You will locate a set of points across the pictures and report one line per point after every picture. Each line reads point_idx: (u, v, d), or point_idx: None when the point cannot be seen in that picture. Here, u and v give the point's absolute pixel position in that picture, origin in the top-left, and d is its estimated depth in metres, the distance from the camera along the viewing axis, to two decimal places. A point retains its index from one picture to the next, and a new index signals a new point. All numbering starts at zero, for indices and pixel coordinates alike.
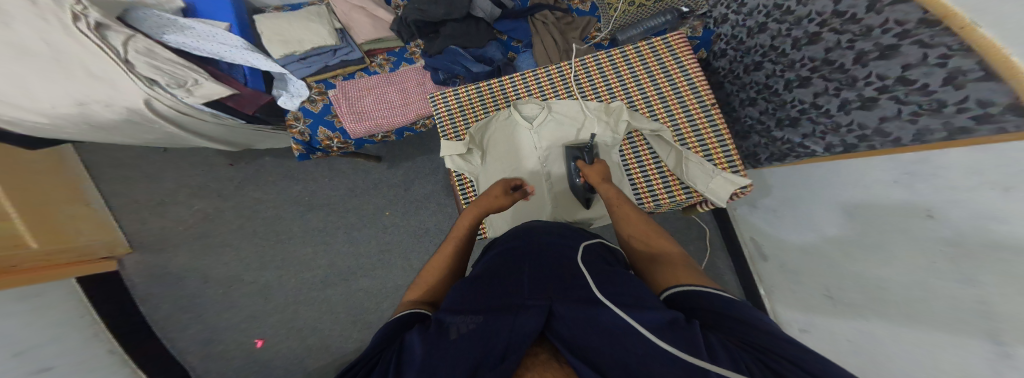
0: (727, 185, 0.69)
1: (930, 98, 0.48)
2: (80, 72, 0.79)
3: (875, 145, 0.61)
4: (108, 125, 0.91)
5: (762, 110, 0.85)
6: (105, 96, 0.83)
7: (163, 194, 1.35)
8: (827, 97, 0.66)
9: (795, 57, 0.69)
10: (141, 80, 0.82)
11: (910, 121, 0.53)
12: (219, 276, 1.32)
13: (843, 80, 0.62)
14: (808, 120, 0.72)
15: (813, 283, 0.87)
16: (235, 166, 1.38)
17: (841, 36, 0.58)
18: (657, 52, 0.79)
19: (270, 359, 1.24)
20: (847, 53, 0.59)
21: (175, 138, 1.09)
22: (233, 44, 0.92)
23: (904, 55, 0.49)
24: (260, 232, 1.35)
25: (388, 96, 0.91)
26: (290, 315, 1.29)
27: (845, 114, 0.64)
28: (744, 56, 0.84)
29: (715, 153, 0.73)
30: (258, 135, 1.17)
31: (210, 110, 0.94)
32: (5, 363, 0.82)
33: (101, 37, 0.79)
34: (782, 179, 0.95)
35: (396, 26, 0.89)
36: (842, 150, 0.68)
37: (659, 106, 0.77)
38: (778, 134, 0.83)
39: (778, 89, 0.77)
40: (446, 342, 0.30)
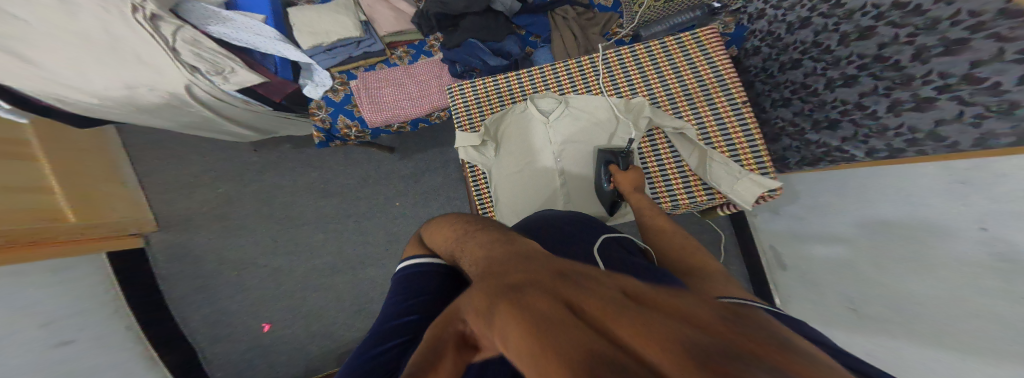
0: (756, 187, 0.67)
1: (998, 99, 0.45)
2: (130, 58, 0.86)
3: (926, 150, 0.56)
4: (150, 107, 0.98)
5: (795, 110, 0.80)
6: (151, 80, 0.90)
7: (190, 176, 1.42)
8: (875, 97, 0.62)
9: (843, 54, 0.65)
10: (185, 68, 0.88)
11: (972, 125, 0.49)
12: (234, 257, 1.36)
13: (895, 79, 0.58)
14: (850, 122, 0.67)
15: (845, 301, 0.82)
16: (258, 151, 1.44)
17: (899, 30, 0.55)
18: (685, 47, 0.78)
19: (277, 342, 1.27)
20: (905, 48, 0.55)
21: (207, 123, 1.14)
22: (267, 35, 0.98)
23: (976, 50, 0.46)
24: (276, 216, 1.39)
25: (407, 88, 0.93)
26: (297, 300, 1.31)
27: (894, 115, 0.59)
28: (780, 54, 0.80)
29: (743, 154, 0.71)
30: (282, 121, 1.22)
31: (242, 97, 0.99)
32: (29, 333, 0.91)
33: (154, 26, 0.86)
34: (809, 187, 0.90)
35: (416, 20, 0.90)
36: (887, 156, 0.63)
37: (684, 103, 0.76)
38: (813, 137, 0.77)
39: (817, 88, 0.73)
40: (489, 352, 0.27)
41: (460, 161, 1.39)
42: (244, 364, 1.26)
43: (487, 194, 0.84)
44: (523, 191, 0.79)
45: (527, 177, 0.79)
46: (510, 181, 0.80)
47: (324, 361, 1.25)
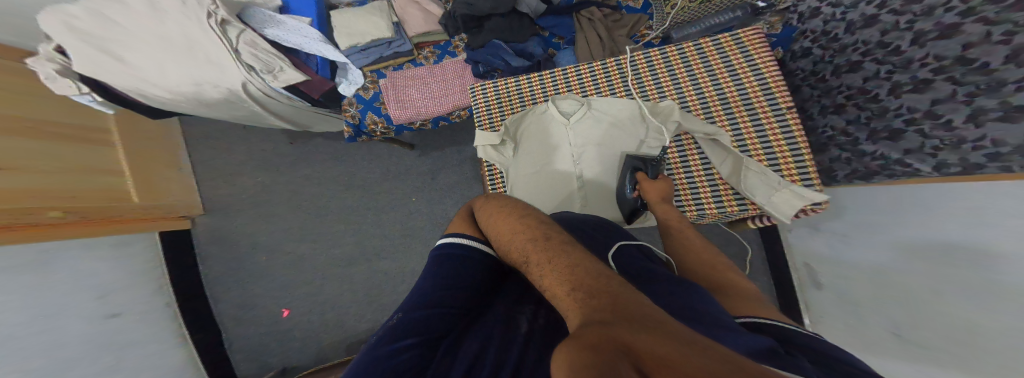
0: (795, 200, 0.61)
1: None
2: (202, 58, 0.97)
3: (1018, 166, 0.46)
4: (213, 102, 1.08)
5: (849, 119, 0.72)
6: (215, 78, 0.99)
7: (233, 165, 1.53)
8: (951, 106, 0.52)
9: (914, 55, 0.56)
10: (243, 67, 0.98)
11: None
12: (263, 241, 1.45)
13: (981, 85, 0.48)
14: (915, 132, 0.59)
15: (899, 340, 0.71)
16: (294, 144, 1.54)
17: (994, 27, 0.44)
18: (723, 48, 0.75)
19: (294, 327, 1.33)
20: (999, 49, 0.45)
21: (257, 117, 1.25)
22: (311, 37, 1.06)
23: None
24: (303, 205, 1.47)
25: (431, 87, 0.96)
26: (314, 287, 1.36)
27: (975, 127, 0.50)
28: (835, 56, 0.72)
29: (784, 163, 0.65)
30: (317, 116, 1.30)
31: (287, 94, 1.08)
32: (85, 305, 1.03)
33: (223, 30, 0.96)
34: (861, 205, 0.81)
35: (444, 20, 0.96)
36: (961, 171, 0.54)
37: (718, 107, 0.72)
38: (868, 148, 0.69)
39: (879, 94, 0.64)
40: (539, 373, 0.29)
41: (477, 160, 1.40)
42: (264, 345, 1.33)
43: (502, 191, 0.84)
44: (538, 191, 0.78)
45: (543, 178, 0.78)
46: (525, 181, 0.79)
47: (336, 349, 1.29)
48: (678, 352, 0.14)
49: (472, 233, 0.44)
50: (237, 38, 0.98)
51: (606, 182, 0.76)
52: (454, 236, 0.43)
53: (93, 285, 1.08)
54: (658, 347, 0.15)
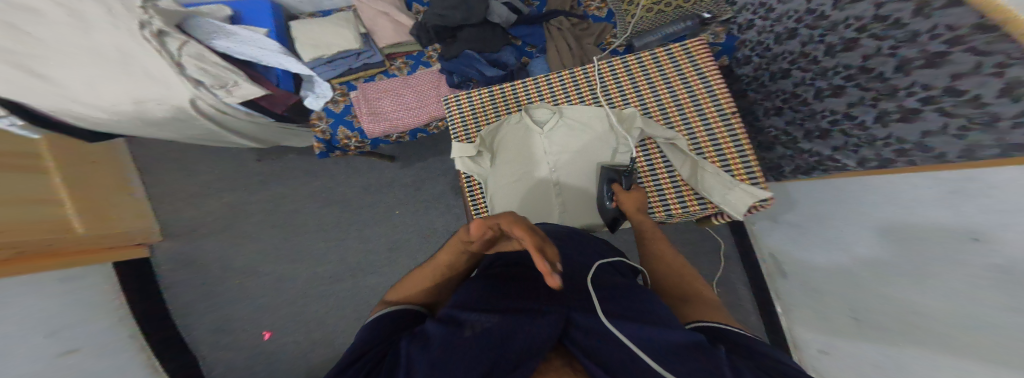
0: (746, 197, 0.66)
1: (983, 110, 0.43)
2: (140, 73, 0.89)
3: (918, 160, 0.56)
4: (159, 122, 1.00)
5: (788, 120, 0.83)
6: (157, 95, 0.91)
7: (198, 186, 1.46)
8: (863, 108, 0.63)
9: (830, 65, 0.67)
10: (188, 81, 0.90)
11: (957, 136, 0.48)
12: (238, 265, 1.38)
13: (881, 89, 0.58)
14: (841, 131, 0.69)
15: (840, 308, 0.81)
16: (263, 161, 1.47)
17: (881, 42, 0.55)
18: (675, 58, 0.79)
19: (278, 351, 1.27)
20: (888, 60, 0.55)
21: (214, 135, 1.16)
22: (270, 49, 1.00)
23: (954, 63, 0.45)
24: (278, 224, 1.41)
25: (404, 99, 0.95)
26: (298, 308, 1.32)
27: (882, 126, 0.60)
28: (772, 64, 0.82)
29: (733, 163, 0.70)
30: (284, 132, 1.24)
31: (245, 109, 1.01)
32: (34, 343, 0.90)
33: (161, 42, 0.89)
34: (809, 195, 0.88)
35: (416, 31, 0.92)
36: (877, 166, 0.64)
37: (675, 113, 0.76)
38: (806, 146, 0.80)
39: (808, 97, 0.75)
40: (462, 338, 0.34)
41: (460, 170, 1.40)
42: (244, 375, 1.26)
43: (484, 208, 0.84)
44: (516, 200, 0.80)
45: (522, 186, 0.80)
46: (504, 191, 0.81)
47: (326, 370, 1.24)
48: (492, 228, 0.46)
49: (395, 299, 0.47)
50: (179, 50, 0.90)
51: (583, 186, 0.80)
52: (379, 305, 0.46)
53: (46, 320, 0.96)
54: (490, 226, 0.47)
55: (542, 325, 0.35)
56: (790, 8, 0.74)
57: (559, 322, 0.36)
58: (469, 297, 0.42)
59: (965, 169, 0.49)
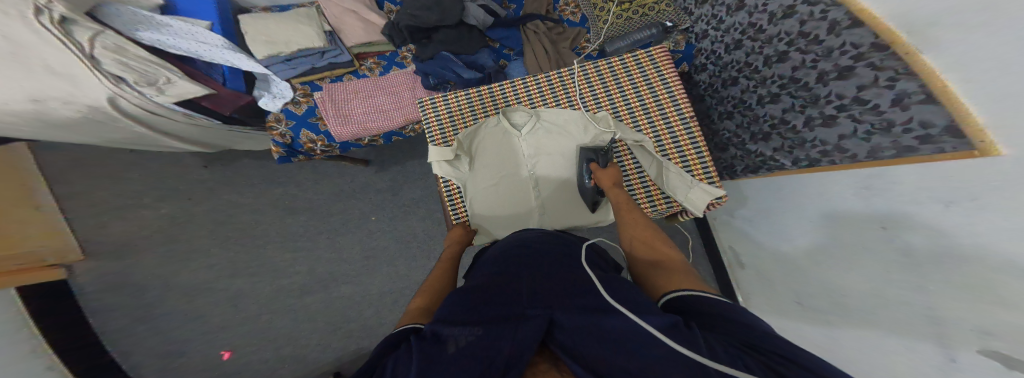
0: (705, 195, 0.73)
1: (881, 117, 0.57)
2: (37, 67, 0.72)
3: (834, 161, 0.69)
4: (65, 122, 0.84)
5: (737, 124, 0.92)
6: (64, 93, 0.76)
7: (130, 196, 1.28)
8: (794, 113, 0.75)
9: (767, 74, 0.78)
10: (107, 78, 0.78)
11: (863, 139, 0.61)
12: (188, 283, 1.24)
13: (808, 97, 0.70)
14: (778, 134, 0.80)
15: (785, 289, 0.94)
16: (210, 168, 1.34)
17: (806, 55, 0.67)
18: (642, 65, 0.83)
19: (240, 372, 1.16)
20: (810, 72, 0.68)
21: (144, 139, 1.04)
22: (213, 43, 0.89)
23: (859, 76, 0.58)
24: (234, 236, 1.29)
25: (376, 100, 0.90)
26: (262, 324, 1.22)
27: (809, 129, 0.72)
28: (722, 71, 0.92)
29: (693, 164, 0.78)
30: (235, 135, 1.12)
31: (183, 110, 0.92)
32: None
33: (66, 32, 0.73)
34: (756, 190, 1.00)
35: (388, 31, 0.88)
36: (807, 165, 0.76)
37: (643, 118, 0.81)
38: (751, 147, 0.90)
39: (752, 103, 0.85)
40: (446, 355, 0.35)
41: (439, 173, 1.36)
42: None
43: (463, 213, 0.85)
44: (497, 204, 0.82)
45: (501, 189, 0.82)
46: (484, 195, 0.82)
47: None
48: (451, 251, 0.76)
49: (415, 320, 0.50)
50: (91, 42, 0.75)
51: (561, 188, 0.82)
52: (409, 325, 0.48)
53: None
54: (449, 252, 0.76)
55: (522, 330, 0.37)
56: (735, 21, 0.82)
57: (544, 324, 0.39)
58: (456, 309, 0.44)
59: (871, 169, 0.61)
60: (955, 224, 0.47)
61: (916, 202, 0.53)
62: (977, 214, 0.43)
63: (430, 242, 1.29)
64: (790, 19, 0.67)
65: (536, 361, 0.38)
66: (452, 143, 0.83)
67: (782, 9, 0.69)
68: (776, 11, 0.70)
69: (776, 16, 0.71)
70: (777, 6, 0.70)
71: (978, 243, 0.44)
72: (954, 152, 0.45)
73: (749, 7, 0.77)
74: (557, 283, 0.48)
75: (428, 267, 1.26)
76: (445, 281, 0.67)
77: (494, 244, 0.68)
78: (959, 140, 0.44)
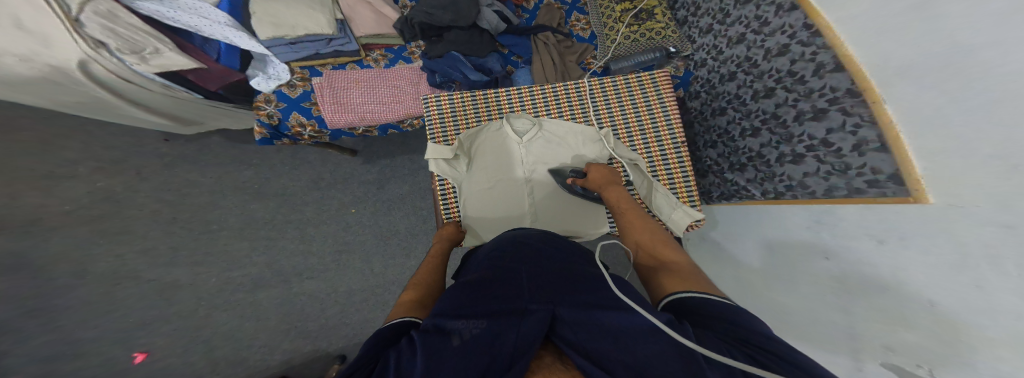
0: (684, 218, 0.78)
1: (841, 160, 0.64)
2: (5, 22, 0.67)
3: (796, 195, 0.76)
4: (18, 79, 0.77)
5: (719, 152, 1.00)
6: (26, 51, 0.70)
7: (58, 164, 1.20)
8: (770, 149, 0.81)
9: (753, 108, 0.83)
10: (86, 42, 0.74)
11: (823, 178, 0.68)
12: (112, 270, 1.19)
13: (783, 135, 0.77)
14: (753, 166, 0.87)
15: None
16: (169, 142, 1.30)
17: (790, 94, 0.73)
18: (645, 86, 0.90)
19: (156, 373, 1.13)
20: (790, 111, 0.74)
21: (104, 105, 0.96)
22: (215, 20, 0.87)
23: (830, 119, 0.64)
24: (183, 219, 1.27)
25: (378, 92, 0.92)
26: (198, 322, 1.20)
27: (780, 165, 0.79)
28: (713, 100, 0.98)
29: (679, 186, 0.86)
30: (214, 110, 1.08)
31: (161, 80, 0.88)
32: None
33: None
34: (729, 216, 1.04)
35: (399, 25, 0.90)
36: (773, 197, 0.82)
37: (638, 137, 0.88)
38: (729, 176, 0.97)
39: (735, 135, 0.91)
40: (452, 348, 0.38)
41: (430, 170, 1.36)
42: None
43: (456, 213, 0.87)
44: (488, 206, 0.85)
45: (494, 192, 0.86)
46: (478, 197, 0.85)
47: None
48: (441, 245, 0.80)
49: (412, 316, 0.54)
50: (81, 5, 0.72)
51: (551, 194, 0.86)
52: (405, 318, 0.53)
53: None
54: (437, 246, 0.79)
55: (526, 326, 0.41)
56: (733, 53, 0.87)
57: (544, 319, 0.42)
58: (456, 302, 0.47)
59: (826, 205, 0.67)
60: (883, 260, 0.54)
61: (851, 235, 0.60)
62: (905, 253, 0.50)
63: (408, 239, 1.30)
64: (784, 57, 0.72)
65: (541, 354, 0.42)
66: (452, 143, 0.87)
67: (778, 46, 0.74)
68: (772, 47, 0.75)
69: (772, 52, 0.76)
70: (774, 43, 0.74)
71: (899, 279, 0.51)
72: (894, 196, 0.53)
73: (748, 41, 0.82)
74: (555, 278, 0.51)
75: (402, 265, 1.29)
76: (436, 275, 0.71)
77: (486, 243, 0.68)
78: (901, 187, 0.51)
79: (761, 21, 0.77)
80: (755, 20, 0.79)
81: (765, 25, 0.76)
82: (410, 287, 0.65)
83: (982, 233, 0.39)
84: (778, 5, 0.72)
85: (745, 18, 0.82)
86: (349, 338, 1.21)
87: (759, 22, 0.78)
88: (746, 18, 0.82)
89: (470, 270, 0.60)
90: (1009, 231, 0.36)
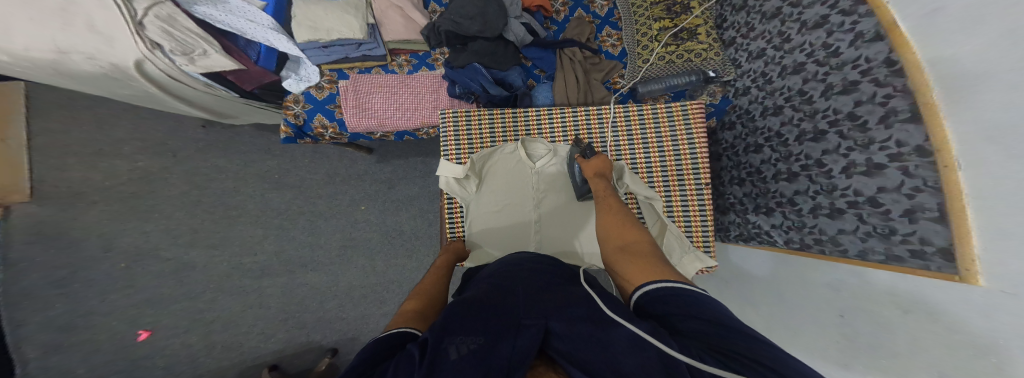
0: (696, 262, 0.76)
1: (886, 223, 0.57)
2: (81, 25, 0.74)
3: (823, 250, 0.68)
4: (82, 74, 0.85)
5: (745, 192, 0.91)
6: (94, 49, 0.78)
7: (109, 143, 1.32)
8: (805, 197, 0.73)
9: (795, 150, 0.75)
10: (144, 43, 0.79)
11: (859, 239, 0.61)
12: (136, 246, 1.29)
13: (825, 185, 0.68)
14: (781, 212, 0.79)
15: None
16: (207, 128, 1.36)
17: (844, 141, 0.64)
18: (674, 118, 0.85)
19: (156, 351, 1.23)
20: (839, 160, 0.65)
21: (151, 98, 1.03)
22: (262, 23, 0.94)
23: (886, 177, 0.56)
24: (205, 202, 1.33)
25: (398, 99, 0.94)
26: (205, 304, 1.27)
27: (813, 217, 0.71)
28: (749, 135, 0.89)
29: (695, 230, 0.83)
30: (245, 108, 1.14)
31: (205, 80, 0.94)
32: None
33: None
34: (743, 258, 0.93)
35: (426, 32, 0.91)
36: (797, 247, 0.74)
37: (659, 173, 0.85)
38: (752, 217, 0.88)
39: (767, 176, 0.83)
40: (449, 363, 0.33)
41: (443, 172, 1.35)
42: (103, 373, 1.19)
43: (460, 232, 0.86)
44: (494, 226, 0.83)
45: (503, 215, 0.84)
46: (485, 218, 0.84)
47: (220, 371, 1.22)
48: (444, 260, 0.75)
49: (411, 327, 0.49)
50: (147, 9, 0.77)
51: (561, 221, 0.84)
52: (402, 328, 0.48)
53: None
54: (440, 261, 0.75)
55: (523, 340, 0.37)
56: (784, 85, 0.77)
57: (538, 335, 0.38)
58: (449, 316, 0.41)
59: (852, 266, 0.60)
60: (906, 332, 0.48)
61: (880, 298, 0.53)
62: (931, 324, 0.45)
63: (413, 240, 1.33)
64: (847, 96, 0.63)
65: (535, 364, 0.38)
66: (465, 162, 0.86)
67: (843, 83, 0.64)
68: (835, 84, 0.65)
69: (833, 89, 0.66)
70: (839, 78, 0.65)
71: (912, 346, 0.46)
72: (937, 272, 0.47)
73: (808, 72, 0.71)
74: (555, 298, 0.46)
75: (401, 266, 1.31)
76: (440, 288, 0.66)
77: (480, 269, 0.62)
78: (947, 262, 0.46)
79: (830, 51, 0.66)
80: (822, 48, 0.68)
81: (834, 56, 0.65)
82: (411, 297, 0.61)
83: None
84: (858, 33, 0.60)
85: (808, 45, 0.71)
86: (343, 333, 1.27)
87: (827, 51, 0.67)
88: (810, 46, 0.71)
89: (469, 286, 0.55)
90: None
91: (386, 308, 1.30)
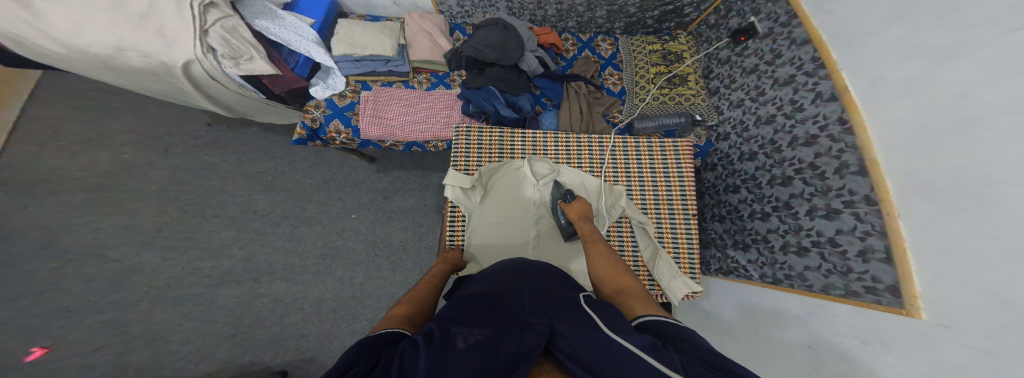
0: (683, 288, 0.74)
1: (844, 262, 0.62)
2: (149, 28, 0.86)
3: (791, 286, 0.71)
4: (129, 70, 0.92)
5: (725, 228, 0.94)
6: (150, 49, 0.87)
7: (102, 134, 1.39)
8: (775, 236, 0.77)
9: (766, 193, 0.81)
10: (201, 47, 0.88)
11: (822, 275, 0.65)
12: (84, 242, 1.26)
13: (792, 225, 0.74)
14: (756, 249, 0.82)
15: None
16: (212, 126, 1.43)
17: (809, 186, 0.70)
18: (666, 153, 0.89)
19: (49, 373, 1.08)
20: (803, 203, 0.71)
21: (179, 94, 1.08)
22: (305, 37, 1.04)
23: (841, 220, 0.63)
24: (182, 200, 1.33)
25: (414, 111, 1.00)
26: (136, 315, 1.18)
27: (783, 254, 0.75)
28: (728, 176, 0.94)
29: (683, 258, 0.83)
30: (265, 108, 1.20)
31: (241, 82, 1.00)
32: None
33: (203, 12, 0.89)
34: (721, 294, 0.91)
35: (449, 55, 1.01)
36: (770, 282, 0.77)
37: (652, 201, 0.86)
38: (729, 252, 0.91)
39: (744, 215, 0.87)
40: (454, 352, 0.33)
41: (439, 188, 1.37)
42: None
43: (460, 241, 0.82)
44: (495, 240, 0.81)
45: (505, 228, 0.83)
46: (486, 230, 0.82)
47: None
48: (438, 268, 0.70)
49: (405, 328, 0.45)
50: (215, 21, 0.90)
51: (559, 240, 0.83)
52: (392, 329, 0.44)
53: None
54: (435, 270, 0.69)
55: (525, 340, 0.36)
56: (758, 133, 0.85)
57: (543, 335, 0.37)
58: (454, 312, 0.41)
59: (817, 300, 0.64)
60: (864, 362, 0.51)
61: (841, 336, 0.56)
62: (885, 357, 0.49)
63: (398, 254, 1.29)
64: (809, 148, 0.70)
65: (541, 361, 0.39)
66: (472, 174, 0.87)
67: (806, 136, 0.71)
68: (800, 135, 0.73)
69: (798, 140, 0.74)
70: (802, 131, 0.73)
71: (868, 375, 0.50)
72: (886, 306, 0.52)
73: (778, 124, 0.79)
74: (557, 297, 0.46)
75: (380, 281, 1.25)
76: (432, 296, 0.60)
77: (472, 273, 0.59)
78: (896, 299, 0.51)
79: (795, 106, 0.75)
80: (789, 104, 0.77)
81: (798, 111, 0.74)
82: (399, 304, 0.54)
83: (962, 356, 0.40)
84: (817, 93, 0.69)
85: (779, 100, 0.80)
86: (299, 353, 1.17)
87: (793, 106, 0.76)
88: (780, 101, 0.80)
89: (470, 283, 0.53)
90: (979, 358, 0.38)
91: (356, 326, 1.21)
